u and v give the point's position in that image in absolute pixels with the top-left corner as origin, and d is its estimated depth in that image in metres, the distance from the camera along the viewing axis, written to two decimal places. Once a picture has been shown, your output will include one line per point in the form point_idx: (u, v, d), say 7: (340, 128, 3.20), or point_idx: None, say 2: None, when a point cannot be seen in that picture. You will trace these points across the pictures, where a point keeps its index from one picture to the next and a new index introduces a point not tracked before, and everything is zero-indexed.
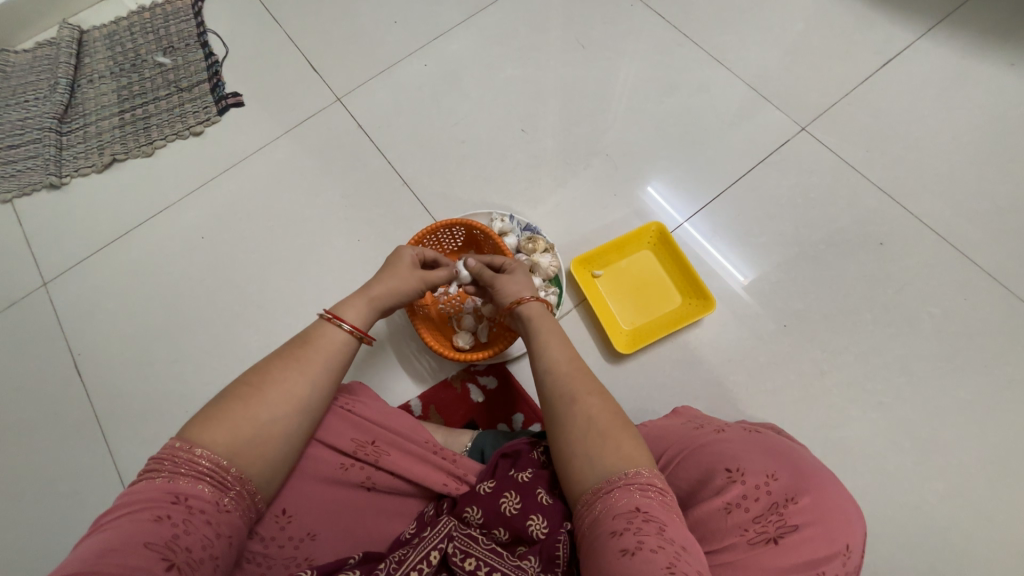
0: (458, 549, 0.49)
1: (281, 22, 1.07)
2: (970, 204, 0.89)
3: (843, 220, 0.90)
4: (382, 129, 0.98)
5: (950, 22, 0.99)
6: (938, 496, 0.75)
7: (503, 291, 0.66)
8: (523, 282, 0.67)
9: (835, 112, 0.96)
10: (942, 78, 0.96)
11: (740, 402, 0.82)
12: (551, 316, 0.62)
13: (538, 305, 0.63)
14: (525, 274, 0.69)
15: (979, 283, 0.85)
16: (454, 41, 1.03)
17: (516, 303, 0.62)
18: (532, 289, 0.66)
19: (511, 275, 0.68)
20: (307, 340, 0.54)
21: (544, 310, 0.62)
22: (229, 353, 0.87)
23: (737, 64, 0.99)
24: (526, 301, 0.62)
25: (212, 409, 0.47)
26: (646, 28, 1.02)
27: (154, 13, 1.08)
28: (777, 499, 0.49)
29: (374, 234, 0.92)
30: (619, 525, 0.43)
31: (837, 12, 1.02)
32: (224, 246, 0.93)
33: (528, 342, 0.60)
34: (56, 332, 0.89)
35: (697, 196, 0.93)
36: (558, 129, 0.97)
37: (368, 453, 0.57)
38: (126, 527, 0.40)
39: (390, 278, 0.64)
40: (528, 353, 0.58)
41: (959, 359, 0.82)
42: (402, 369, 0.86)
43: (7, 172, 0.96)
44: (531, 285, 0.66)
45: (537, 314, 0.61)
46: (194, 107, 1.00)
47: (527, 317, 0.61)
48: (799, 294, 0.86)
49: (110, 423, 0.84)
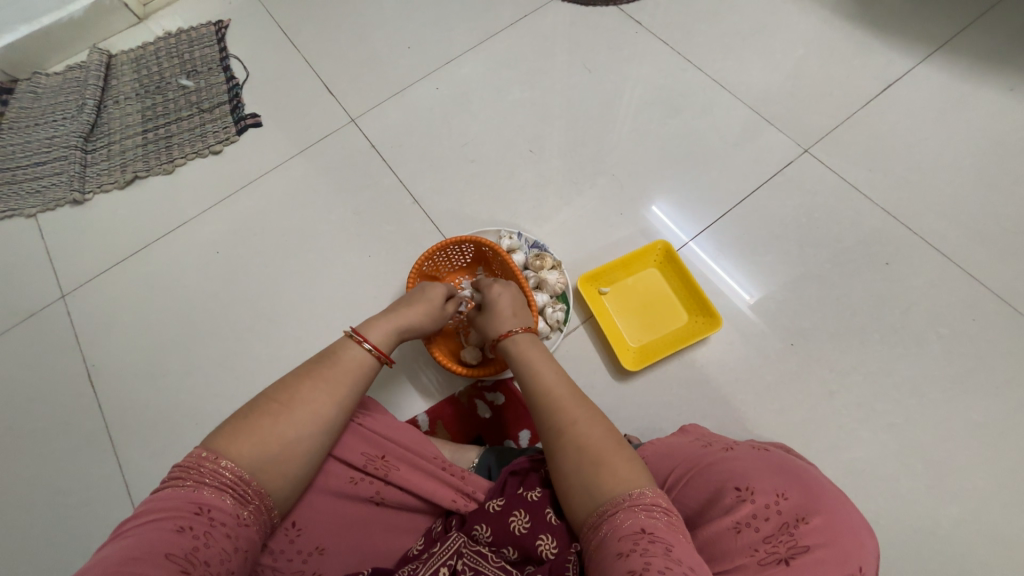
0: (468, 566, 0.50)
1: (299, 47, 1.11)
2: (976, 226, 0.90)
3: (847, 241, 0.91)
4: (394, 148, 1.01)
5: (949, 48, 1.01)
6: (954, 520, 0.74)
7: (494, 321, 0.68)
8: (511, 314, 0.68)
9: (838, 135, 0.97)
10: (943, 102, 0.98)
11: (749, 422, 0.81)
12: (539, 345, 0.64)
13: (525, 336, 0.64)
14: (517, 303, 0.71)
15: (987, 304, 0.85)
16: (464, 65, 1.06)
17: (503, 336, 0.64)
18: (519, 320, 0.67)
19: (500, 305, 0.69)
20: (333, 358, 0.56)
21: (531, 341, 0.64)
22: (240, 366, 0.88)
23: (739, 88, 1.02)
24: (512, 333, 0.64)
25: (240, 421, 0.48)
26: (650, 53, 1.05)
27: (179, 39, 1.12)
28: (788, 519, 0.48)
29: (384, 250, 0.94)
30: (625, 546, 0.43)
31: (837, 38, 1.04)
32: (238, 260, 0.95)
33: (515, 373, 0.61)
34: (72, 343, 0.90)
35: (702, 216, 0.94)
36: (564, 149, 0.99)
37: (377, 468, 0.58)
38: (149, 535, 0.40)
39: (420, 308, 0.67)
40: (518, 380, 0.60)
41: (970, 381, 0.81)
42: (409, 385, 0.86)
43: (32, 188, 0.99)
44: (525, 315, 0.69)
45: (523, 344, 0.63)
46: (215, 127, 1.04)
47: (512, 349, 0.63)
48: (806, 313, 0.87)
49: (121, 434, 0.85)
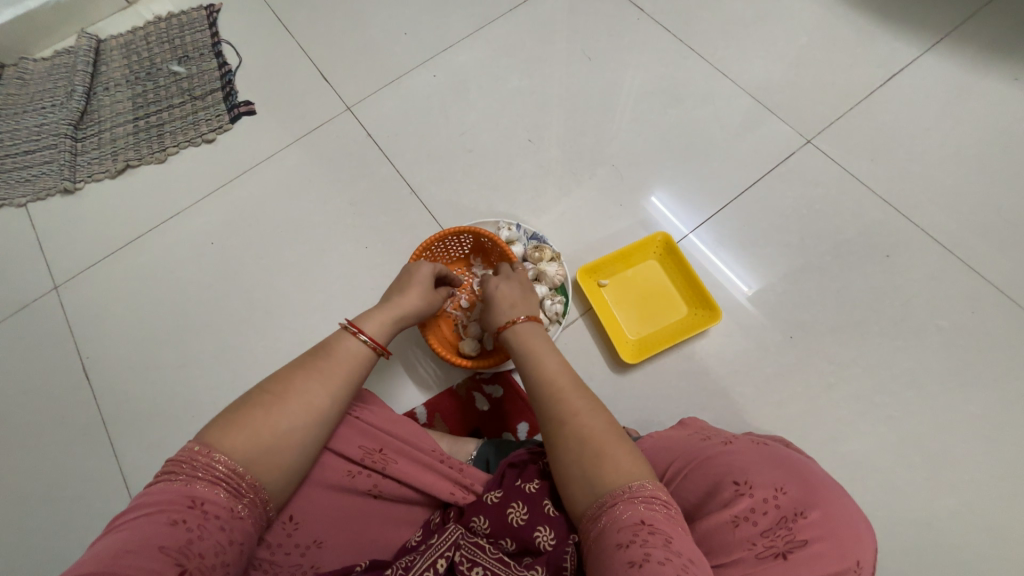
0: (465, 558, 0.49)
1: (293, 33, 1.08)
2: (977, 218, 0.89)
3: (849, 233, 0.90)
4: (390, 138, 0.99)
5: (954, 37, 1.00)
6: (949, 512, 0.75)
7: (494, 313, 0.67)
8: (515, 301, 0.68)
9: (840, 125, 0.96)
10: (947, 92, 0.97)
11: (747, 415, 0.81)
12: (544, 333, 0.63)
13: (531, 323, 0.64)
14: (520, 291, 0.70)
15: (988, 297, 0.85)
16: (462, 52, 1.05)
17: (510, 323, 0.64)
18: (524, 308, 0.67)
19: (503, 293, 0.69)
20: (327, 351, 0.55)
21: (538, 328, 0.63)
22: (236, 358, 0.87)
23: (741, 77, 1.00)
24: (519, 320, 0.64)
25: (232, 414, 0.48)
26: (651, 41, 1.03)
27: (170, 24, 1.10)
28: (786, 513, 0.48)
29: (381, 241, 0.93)
30: (625, 537, 0.43)
31: (841, 26, 1.02)
32: (233, 251, 0.94)
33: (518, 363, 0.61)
34: (66, 335, 0.89)
35: (702, 207, 0.93)
36: (564, 139, 0.98)
37: (375, 461, 0.57)
38: (142, 528, 0.40)
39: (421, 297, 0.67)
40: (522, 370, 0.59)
41: (968, 374, 0.81)
42: (407, 378, 0.86)
43: (22, 178, 0.98)
44: (529, 302, 0.68)
45: (530, 332, 0.63)
46: (208, 115, 1.02)
47: (519, 336, 0.62)
48: (806, 305, 0.86)
49: (117, 426, 0.84)
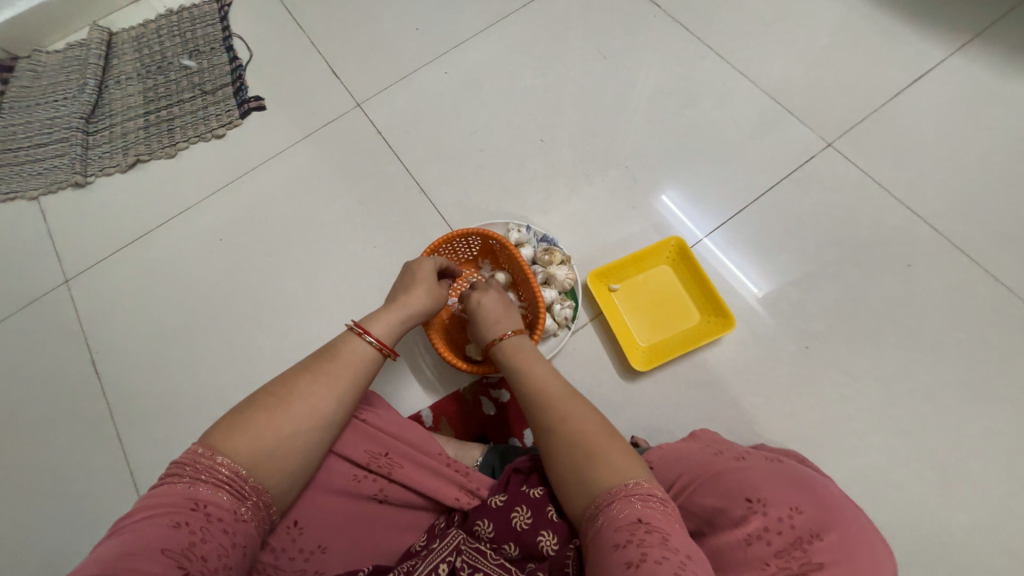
0: (466, 564, 0.48)
1: (304, 28, 1.07)
2: (1001, 226, 0.87)
3: (867, 240, 0.88)
4: (400, 135, 0.98)
5: (982, 38, 0.96)
6: (963, 529, 0.73)
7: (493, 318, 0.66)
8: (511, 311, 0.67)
9: (861, 129, 0.94)
10: (973, 96, 0.94)
11: (758, 424, 0.80)
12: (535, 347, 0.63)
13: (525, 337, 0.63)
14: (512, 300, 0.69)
15: (1009, 309, 0.83)
16: (474, 48, 1.03)
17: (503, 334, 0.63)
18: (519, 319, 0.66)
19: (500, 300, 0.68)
20: (332, 354, 0.54)
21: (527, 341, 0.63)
22: (243, 355, 0.87)
23: (759, 78, 0.98)
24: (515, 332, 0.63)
25: (237, 416, 0.47)
26: (668, 39, 1.01)
27: (182, 17, 1.09)
28: (801, 534, 0.47)
29: (389, 241, 0.92)
30: (622, 537, 0.42)
31: (864, 26, 1.00)
32: (241, 248, 0.93)
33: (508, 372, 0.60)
34: (76, 329, 0.90)
35: (717, 211, 0.91)
36: (576, 140, 0.96)
37: (381, 465, 0.57)
38: (144, 531, 0.40)
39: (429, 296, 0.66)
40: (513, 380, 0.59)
41: (987, 387, 0.79)
42: (413, 380, 0.85)
43: (34, 171, 0.98)
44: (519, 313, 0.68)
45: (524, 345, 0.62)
46: (218, 110, 1.01)
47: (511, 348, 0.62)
48: (820, 314, 0.85)
49: (125, 421, 0.84)
